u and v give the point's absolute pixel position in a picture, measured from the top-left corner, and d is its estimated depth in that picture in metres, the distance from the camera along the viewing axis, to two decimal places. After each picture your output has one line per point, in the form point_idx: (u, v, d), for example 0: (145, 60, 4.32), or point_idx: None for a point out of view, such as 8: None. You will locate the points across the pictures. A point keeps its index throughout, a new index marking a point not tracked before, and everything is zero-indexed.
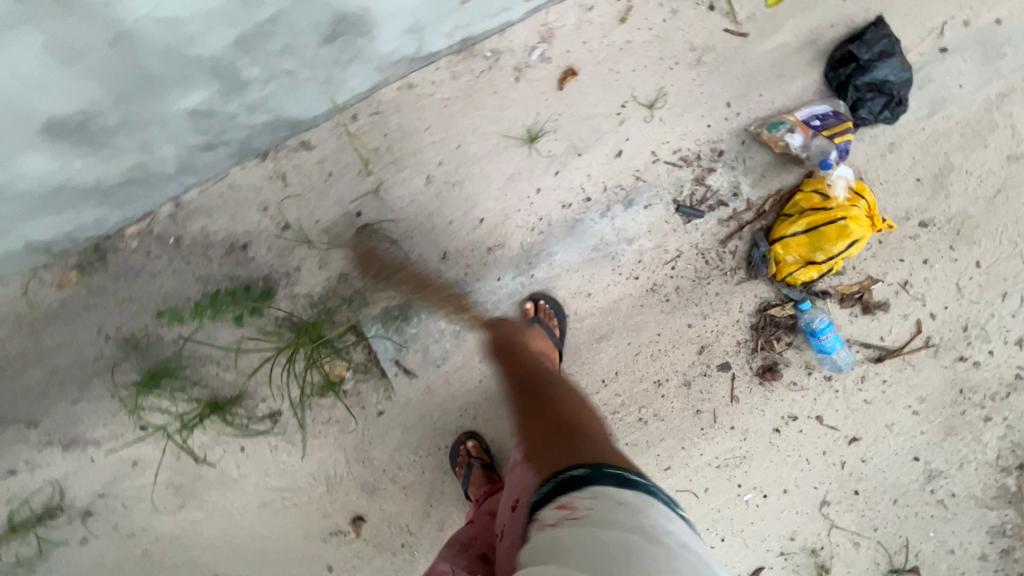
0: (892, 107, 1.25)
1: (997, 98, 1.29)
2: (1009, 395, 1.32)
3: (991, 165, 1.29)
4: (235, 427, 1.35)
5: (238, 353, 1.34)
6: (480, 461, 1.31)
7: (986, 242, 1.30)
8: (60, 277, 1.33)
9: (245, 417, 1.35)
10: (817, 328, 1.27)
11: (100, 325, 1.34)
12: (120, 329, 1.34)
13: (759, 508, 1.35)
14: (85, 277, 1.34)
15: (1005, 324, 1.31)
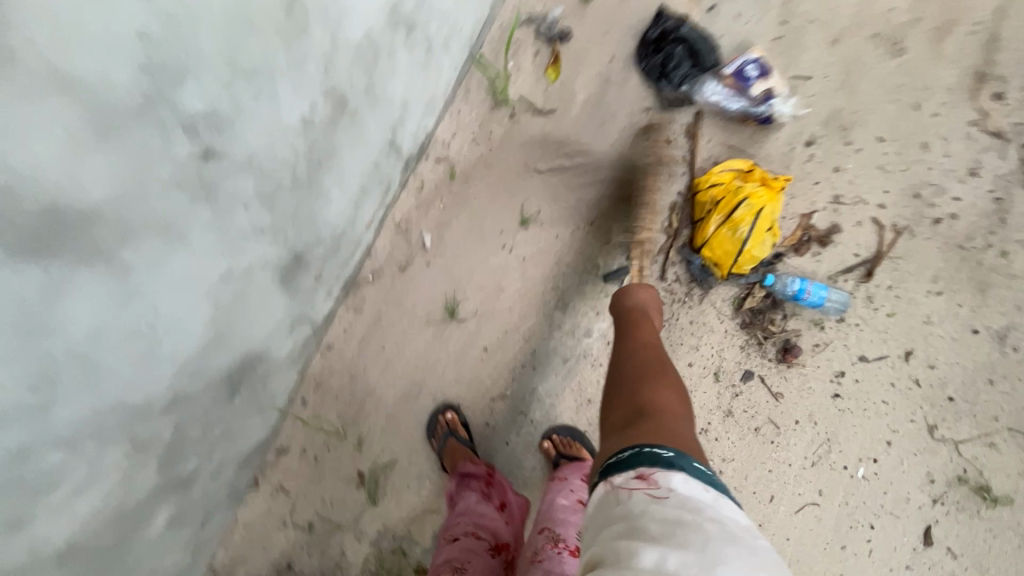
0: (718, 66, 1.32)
1: (784, 9, 1.34)
2: (1007, 220, 1.26)
3: (823, 60, 1.32)
4: None
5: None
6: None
7: (872, 118, 1.30)
8: None
9: None
10: (795, 291, 1.24)
11: None
12: None
13: (880, 475, 1.25)
14: None
15: (947, 167, 1.28)
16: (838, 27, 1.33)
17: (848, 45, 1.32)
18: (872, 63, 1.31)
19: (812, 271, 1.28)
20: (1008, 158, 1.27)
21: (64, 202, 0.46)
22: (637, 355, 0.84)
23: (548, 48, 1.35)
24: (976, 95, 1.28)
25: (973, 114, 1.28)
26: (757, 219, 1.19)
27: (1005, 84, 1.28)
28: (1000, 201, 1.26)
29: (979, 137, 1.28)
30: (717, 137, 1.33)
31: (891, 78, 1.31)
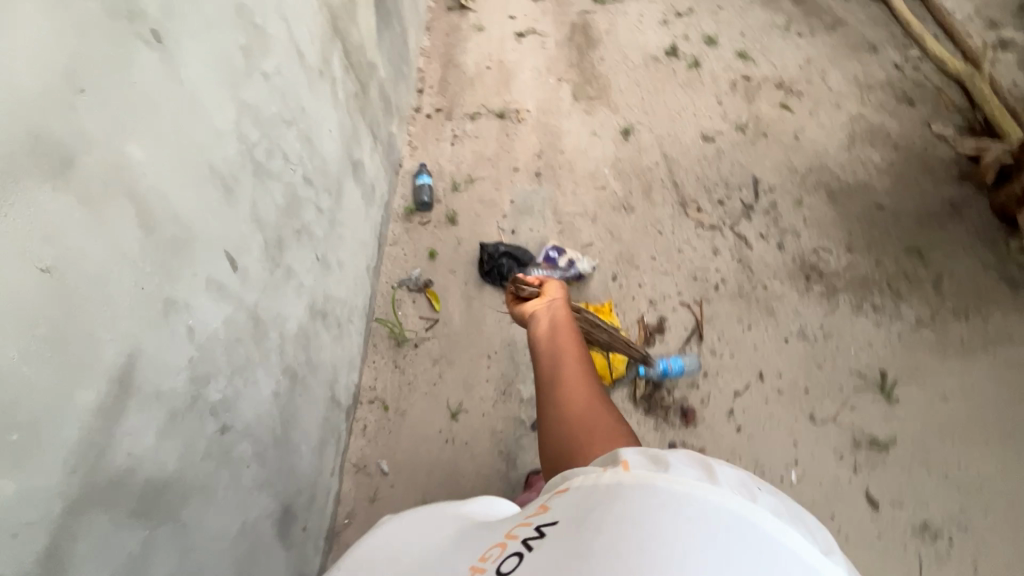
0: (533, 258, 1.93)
1: (555, 216, 2.07)
2: (752, 269, 1.88)
3: (593, 231, 2.01)
4: None
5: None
6: None
7: (641, 248, 1.95)
8: None
9: None
10: (662, 369, 1.65)
11: None
12: None
13: (807, 471, 1.54)
14: None
15: (700, 255, 1.92)
16: (591, 212, 2.06)
17: (602, 218, 2.04)
18: (621, 221, 2.03)
19: (667, 353, 1.74)
20: (727, 236, 1.96)
21: (154, 475, 0.72)
22: (568, 376, 0.90)
23: (421, 294, 1.87)
24: (687, 214, 2.02)
25: (692, 223, 2.00)
26: None
27: (697, 203, 2.05)
28: (741, 261, 1.90)
29: (704, 233, 1.97)
30: None
31: (636, 224, 2.02)
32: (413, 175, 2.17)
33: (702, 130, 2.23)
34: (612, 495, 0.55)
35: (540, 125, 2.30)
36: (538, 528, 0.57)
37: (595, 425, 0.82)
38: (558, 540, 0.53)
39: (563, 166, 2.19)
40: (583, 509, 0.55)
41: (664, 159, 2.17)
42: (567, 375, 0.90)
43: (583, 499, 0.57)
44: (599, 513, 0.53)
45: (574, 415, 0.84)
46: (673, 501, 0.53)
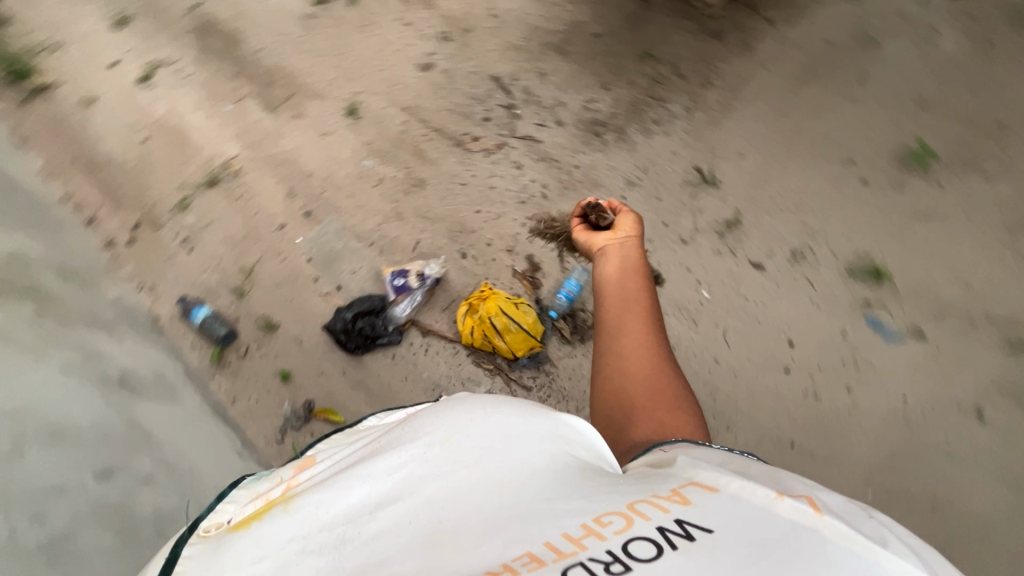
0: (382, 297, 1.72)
1: (364, 242, 1.82)
2: (557, 159, 1.90)
3: (407, 228, 1.83)
4: None
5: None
6: None
7: (462, 211, 1.85)
8: None
9: None
10: (565, 298, 1.68)
11: None
12: None
13: (711, 281, 1.78)
14: None
15: (509, 179, 1.87)
16: (392, 212, 1.85)
17: (405, 209, 1.85)
18: (423, 200, 1.86)
19: (557, 281, 1.74)
20: (515, 146, 1.92)
21: None
22: (631, 339, 0.94)
23: (314, 421, 1.59)
24: (470, 150, 1.92)
25: (480, 156, 1.91)
26: (506, 314, 1.61)
27: (468, 135, 1.94)
28: (543, 159, 1.90)
29: (496, 156, 1.90)
30: (437, 314, 1.73)
31: (438, 193, 1.87)
32: (182, 316, 1.70)
33: (413, 61, 2.04)
34: (793, 529, 0.51)
35: (263, 163, 1.91)
36: (686, 523, 0.51)
37: (662, 397, 0.87)
38: (725, 551, 0.48)
39: (326, 188, 1.88)
40: (764, 532, 0.50)
41: (407, 113, 1.97)
42: (627, 338, 0.95)
43: (746, 515, 0.53)
44: (787, 546, 0.48)
45: (639, 379, 0.89)
46: (837, 558, 0.48)
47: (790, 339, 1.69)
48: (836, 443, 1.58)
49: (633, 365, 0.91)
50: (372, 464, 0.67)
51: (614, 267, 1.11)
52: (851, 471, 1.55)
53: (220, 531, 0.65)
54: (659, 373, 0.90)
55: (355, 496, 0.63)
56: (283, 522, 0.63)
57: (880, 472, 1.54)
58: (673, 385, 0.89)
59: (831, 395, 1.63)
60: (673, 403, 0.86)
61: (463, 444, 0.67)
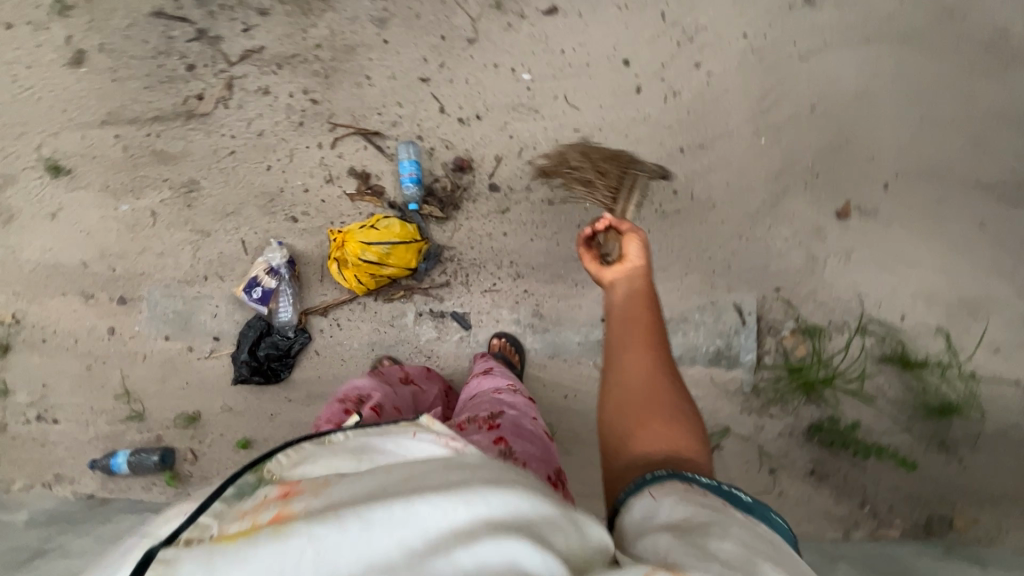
0: (259, 316, 1.55)
1: (194, 282, 1.59)
2: (295, 54, 1.57)
3: (222, 236, 1.58)
4: (889, 335, 1.52)
5: (869, 380, 1.52)
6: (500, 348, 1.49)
7: (254, 179, 1.57)
8: (963, 525, 1.49)
9: (875, 343, 1.53)
10: (411, 183, 1.52)
11: (944, 471, 1.50)
12: (935, 461, 1.50)
13: (522, 59, 1.56)
14: (938, 518, 1.50)
15: (269, 112, 1.57)
16: (192, 234, 1.58)
17: (202, 221, 1.58)
18: (211, 198, 1.58)
19: (393, 171, 1.56)
20: (245, 72, 1.57)
21: None
22: (635, 355, 0.80)
23: None
24: (207, 112, 1.58)
25: (222, 112, 1.58)
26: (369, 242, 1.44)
27: (190, 99, 1.58)
28: (281, 63, 1.57)
29: (236, 98, 1.57)
30: (318, 287, 1.57)
31: (218, 180, 1.58)
32: (109, 475, 1.55)
33: (62, 61, 1.59)
34: None
35: (37, 288, 1.61)
36: None
37: (674, 417, 0.73)
38: None
39: (111, 263, 1.60)
40: None
41: (113, 125, 1.59)
42: (630, 357, 0.79)
43: None
44: None
45: (643, 402, 0.75)
46: None
47: (625, 59, 1.56)
48: (715, 120, 1.55)
49: (634, 376, 0.77)
50: (381, 523, 0.44)
51: (621, 293, 0.90)
52: (741, 136, 1.55)
53: (201, 544, 0.45)
54: (667, 395, 0.75)
55: (351, 559, 0.43)
56: (262, 555, 0.43)
57: (761, 117, 1.55)
58: (685, 413, 0.75)
59: (688, 82, 1.56)
60: (681, 426, 0.73)
61: (488, 543, 0.43)
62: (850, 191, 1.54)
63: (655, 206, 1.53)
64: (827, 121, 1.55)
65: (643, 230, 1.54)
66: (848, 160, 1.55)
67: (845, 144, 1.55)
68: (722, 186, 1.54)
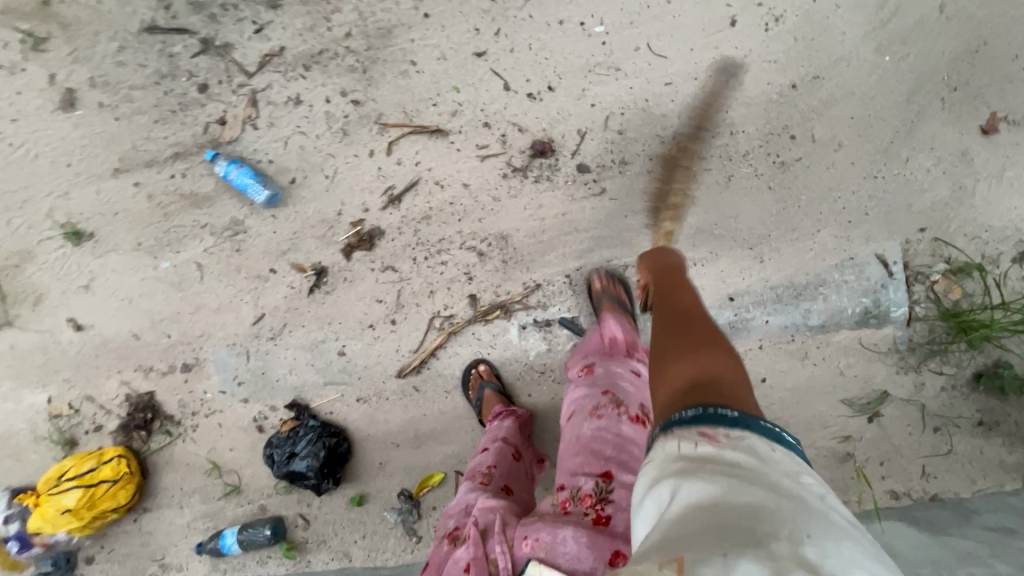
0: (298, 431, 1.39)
1: (262, 335, 1.40)
2: (322, 49, 1.31)
3: (283, 278, 1.38)
4: None
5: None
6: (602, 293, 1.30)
7: (306, 207, 1.36)
8: None
9: None
10: (224, 168, 1.32)
11: None
12: None
13: (591, 9, 1.31)
14: None
15: (306, 125, 1.33)
16: (249, 281, 1.38)
17: (257, 266, 1.38)
18: (261, 238, 1.36)
19: (463, 169, 1.35)
20: (268, 83, 1.32)
21: None
22: (673, 302, 0.98)
23: (422, 500, 1.40)
24: (233, 138, 1.34)
25: (252, 135, 1.34)
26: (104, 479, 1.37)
27: (211, 126, 1.34)
28: (308, 63, 1.32)
29: (264, 115, 1.33)
30: (403, 317, 1.38)
31: (264, 215, 1.36)
32: (219, 557, 1.42)
33: (53, 107, 1.34)
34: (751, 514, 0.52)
35: (89, 371, 1.43)
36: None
37: (722, 360, 0.78)
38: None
39: (164, 329, 1.41)
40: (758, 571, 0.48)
41: (128, 172, 1.36)
42: (669, 315, 0.95)
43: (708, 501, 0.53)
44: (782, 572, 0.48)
45: (662, 322, 0.94)
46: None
47: None
48: (826, 44, 1.31)
49: (668, 326, 0.92)
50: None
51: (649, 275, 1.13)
52: (861, 57, 1.31)
53: None
54: (688, 329, 0.88)
55: None
56: None
57: (882, 29, 1.31)
58: (696, 351, 0.81)
59: (790, 2, 1.31)
60: (688, 361, 0.78)
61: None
62: (993, 101, 1.32)
63: (771, 157, 1.33)
64: (958, 22, 1.31)
65: (762, 187, 1.33)
66: (988, 63, 1.32)
67: (983, 46, 1.32)
68: (847, 120, 1.32)
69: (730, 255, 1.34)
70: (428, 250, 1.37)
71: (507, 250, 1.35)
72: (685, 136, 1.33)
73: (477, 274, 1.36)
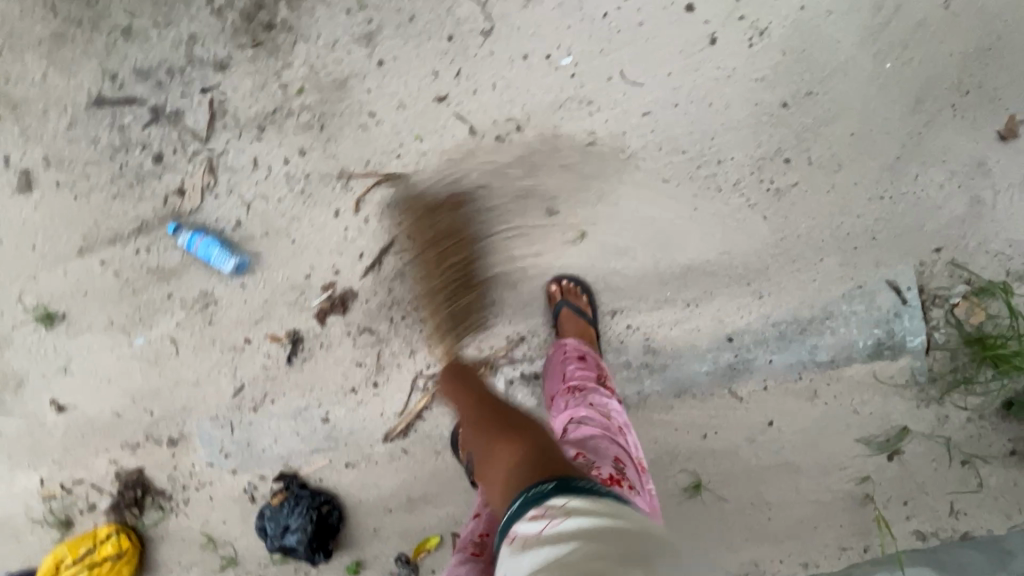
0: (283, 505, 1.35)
1: (244, 406, 1.36)
2: (276, 108, 1.25)
3: (258, 348, 1.33)
4: None
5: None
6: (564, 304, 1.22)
7: (274, 273, 1.30)
8: None
9: None
10: (189, 240, 1.27)
11: None
12: None
13: (557, 41, 1.22)
14: None
15: (267, 189, 1.27)
16: (224, 354, 1.33)
17: (231, 337, 1.33)
18: (231, 309, 1.31)
19: (434, 222, 1.27)
20: (223, 148, 1.26)
21: None
22: (469, 396, 0.97)
23: (420, 563, 1.36)
24: (194, 207, 1.28)
25: (212, 203, 1.28)
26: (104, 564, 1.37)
27: (170, 197, 1.28)
28: (263, 124, 1.25)
29: (223, 182, 1.27)
30: (385, 379, 1.33)
31: (233, 285, 1.31)
32: None
33: (12, 190, 1.30)
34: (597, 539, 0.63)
35: (76, 451, 1.41)
36: None
37: (523, 426, 0.84)
38: None
39: (146, 406, 1.38)
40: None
41: (93, 251, 1.32)
42: (482, 404, 0.94)
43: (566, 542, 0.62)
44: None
45: (478, 422, 0.90)
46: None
47: (688, 4, 1.20)
48: (818, 56, 1.20)
49: (486, 420, 0.88)
50: None
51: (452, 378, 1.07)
52: (858, 66, 1.20)
53: None
54: (490, 411, 0.90)
55: None
56: None
57: (880, 33, 1.19)
58: (511, 427, 0.84)
59: (775, 12, 1.19)
60: (506, 448, 0.79)
61: None
62: (1011, 102, 1.19)
63: (764, 184, 1.22)
64: (967, 19, 1.18)
65: (756, 218, 1.23)
66: (1004, 60, 1.18)
67: (996, 42, 1.18)
68: (846, 137, 1.21)
69: (726, 294, 1.24)
70: (405, 309, 1.30)
71: (487, 303, 1.28)
72: (667, 168, 1.23)
73: (457, 331, 1.29)
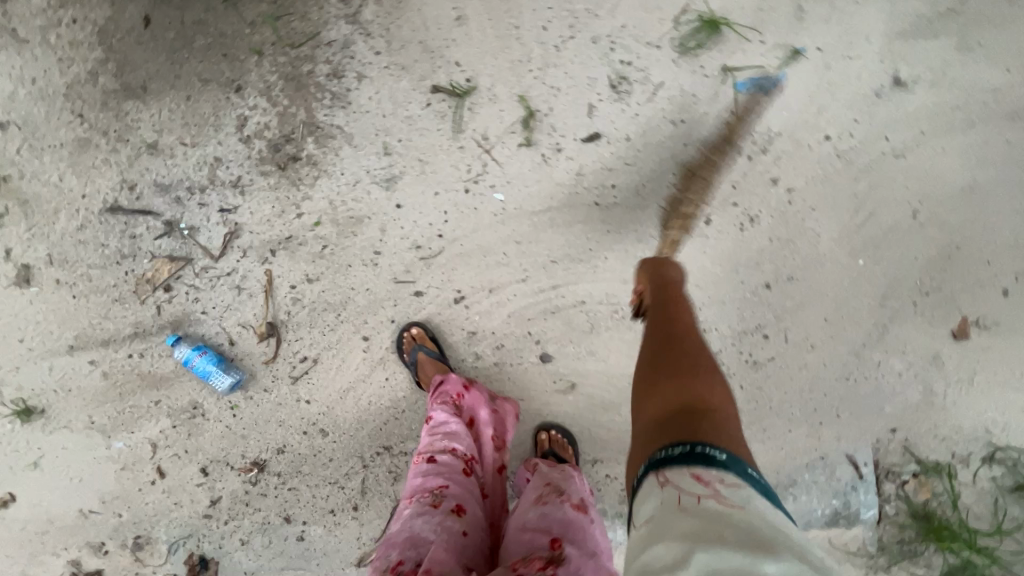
0: None
1: (219, 517, 1.35)
2: (291, 235, 1.28)
3: (242, 462, 1.33)
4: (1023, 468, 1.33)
5: (1008, 518, 1.33)
6: (552, 452, 1.28)
7: (268, 392, 1.31)
8: None
9: (1004, 477, 1.34)
10: (186, 357, 1.27)
11: None
12: None
13: (566, 204, 1.30)
14: None
15: (272, 310, 1.30)
16: (207, 464, 1.33)
17: (215, 448, 1.33)
18: (221, 421, 1.32)
19: None
20: (233, 266, 1.29)
21: None
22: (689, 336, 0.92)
23: None
24: (196, 320, 1.30)
25: (215, 317, 1.30)
26: None
27: (173, 307, 1.29)
28: (276, 248, 1.28)
29: (228, 298, 1.29)
30: (366, 504, 1.34)
31: (224, 398, 1.31)
32: None
33: (7, 283, 1.29)
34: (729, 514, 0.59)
35: (31, 548, 1.36)
36: None
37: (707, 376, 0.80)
38: None
39: (115, 508, 1.35)
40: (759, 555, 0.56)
41: (84, 351, 1.31)
42: (683, 340, 0.89)
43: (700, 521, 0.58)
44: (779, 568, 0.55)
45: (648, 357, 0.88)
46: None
47: (689, 185, 1.30)
48: (801, 246, 1.31)
49: (661, 358, 0.86)
50: None
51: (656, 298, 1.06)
52: (835, 259, 1.31)
53: None
54: (669, 351, 0.87)
55: None
56: None
57: (856, 233, 1.31)
58: (666, 379, 0.81)
59: (766, 203, 1.30)
60: (670, 391, 0.78)
61: None
62: (964, 306, 1.32)
63: (743, 355, 1.32)
64: (931, 228, 1.31)
65: (734, 386, 1.32)
66: (962, 267, 1.32)
67: (956, 251, 1.32)
68: (819, 322, 1.32)
69: None
70: (394, 438, 1.33)
71: None
72: None
73: None
